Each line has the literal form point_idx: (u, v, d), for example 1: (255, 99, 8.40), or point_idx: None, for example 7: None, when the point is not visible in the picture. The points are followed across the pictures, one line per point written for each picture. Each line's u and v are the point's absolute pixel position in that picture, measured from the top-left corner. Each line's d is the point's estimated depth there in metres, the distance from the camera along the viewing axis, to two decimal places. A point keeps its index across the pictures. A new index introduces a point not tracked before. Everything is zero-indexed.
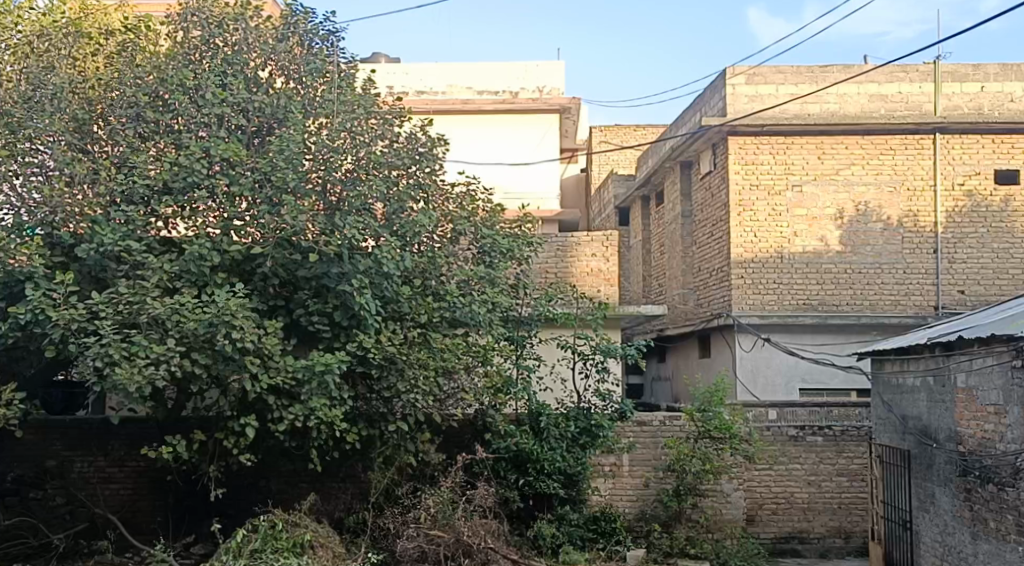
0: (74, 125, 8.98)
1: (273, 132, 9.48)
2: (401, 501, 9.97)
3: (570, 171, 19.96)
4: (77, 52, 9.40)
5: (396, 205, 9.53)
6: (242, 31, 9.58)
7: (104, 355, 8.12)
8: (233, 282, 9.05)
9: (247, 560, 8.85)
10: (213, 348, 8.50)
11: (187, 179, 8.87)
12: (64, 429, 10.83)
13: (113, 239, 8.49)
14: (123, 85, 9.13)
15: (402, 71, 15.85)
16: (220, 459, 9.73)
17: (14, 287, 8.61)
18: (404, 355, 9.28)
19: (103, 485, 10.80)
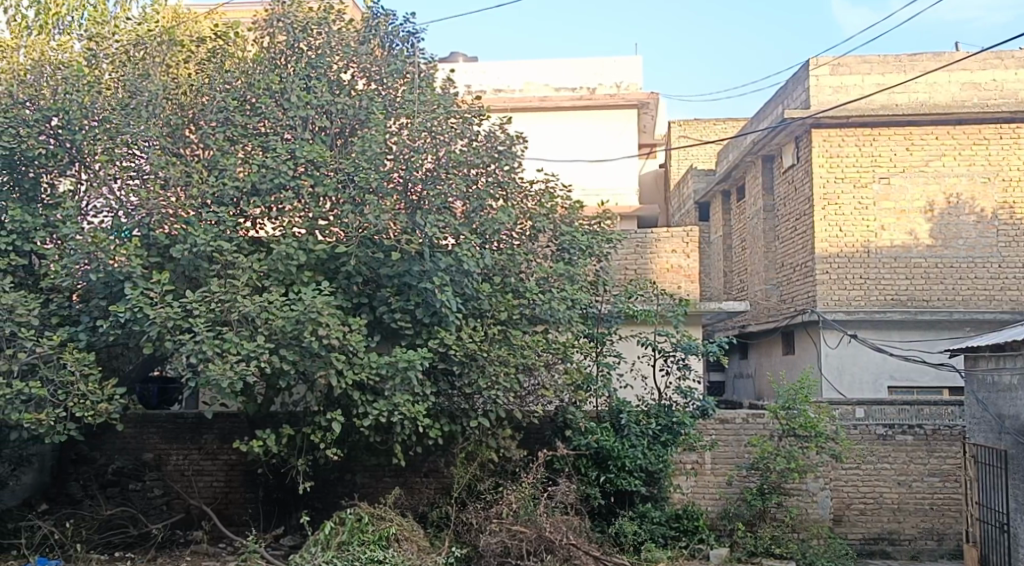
0: (167, 130, 9.32)
1: (355, 133, 9.70)
2: (483, 497, 10.07)
3: (648, 167, 19.77)
4: (171, 59, 9.73)
5: (475, 203, 9.66)
6: (325, 35, 9.85)
7: (198, 352, 8.44)
8: (319, 280, 9.31)
9: (335, 552, 9.10)
10: (301, 345, 8.74)
11: (274, 180, 9.15)
12: (161, 423, 11.27)
13: (206, 239, 8.77)
14: (213, 91, 9.47)
15: (479, 70, 16.04)
16: (308, 453, 9.97)
17: (113, 287, 8.83)
18: (485, 352, 9.47)
19: (197, 477, 11.20)
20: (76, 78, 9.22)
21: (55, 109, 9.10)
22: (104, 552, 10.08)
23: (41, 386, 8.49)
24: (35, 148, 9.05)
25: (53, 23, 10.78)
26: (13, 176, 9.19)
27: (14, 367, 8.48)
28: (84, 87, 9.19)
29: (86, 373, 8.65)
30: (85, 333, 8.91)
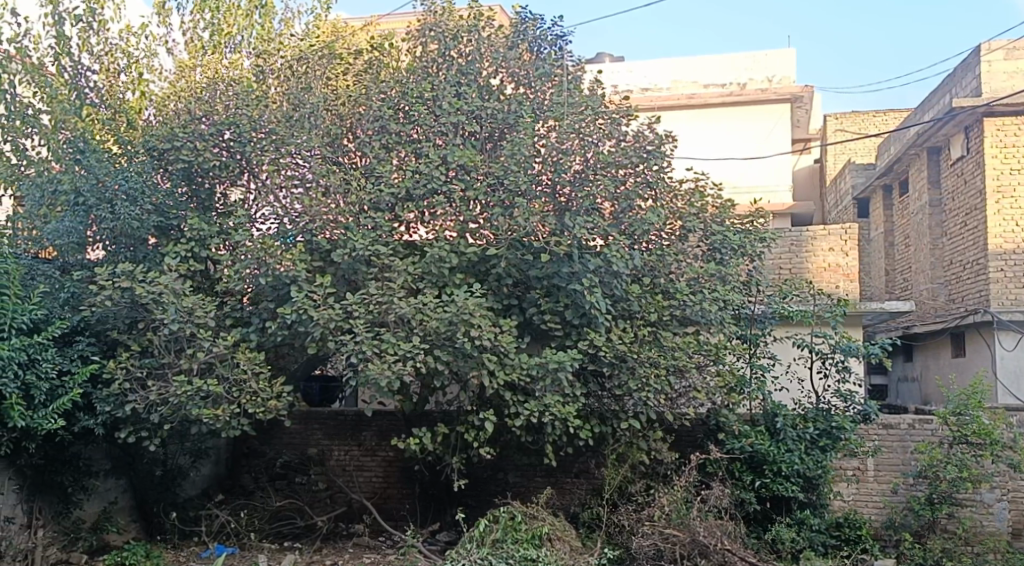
0: (328, 139, 9.77)
1: (504, 136, 9.87)
2: (634, 499, 10.03)
3: (803, 162, 19.10)
4: (331, 72, 10.20)
5: (624, 203, 9.62)
6: (475, 41, 10.06)
7: (358, 352, 8.74)
8: (470, 282, 9.53)
9: (490, 548, 9.24)
10: (454, 345, 8.96)
11: (427, 185, 9.43)
12: (323, 420, 11.88)
13: (364, 243, 9.11)
14: (370, 100, 9.83)
15: (626, 70, 16.08)
16: (462, 452, 10.18)
17: (281, 290, 9.25)
18: (636, 353, 9.44)
19: (357, 473, 11.69)
20: (246, 93, 9.81)
21: (227, 123, 9.65)
22: (274, 541, 10.68)
23: (218, 384, 9.01)
24: (210, 161, 9.63)
25: (225, 43, 11.45)
26: (192, 187, 9.89)
27: (194, 366, 9.02)
28: (252, 102, 9.73)
29: (257, 371, 9.14)
30: (255, 333, 9.39)
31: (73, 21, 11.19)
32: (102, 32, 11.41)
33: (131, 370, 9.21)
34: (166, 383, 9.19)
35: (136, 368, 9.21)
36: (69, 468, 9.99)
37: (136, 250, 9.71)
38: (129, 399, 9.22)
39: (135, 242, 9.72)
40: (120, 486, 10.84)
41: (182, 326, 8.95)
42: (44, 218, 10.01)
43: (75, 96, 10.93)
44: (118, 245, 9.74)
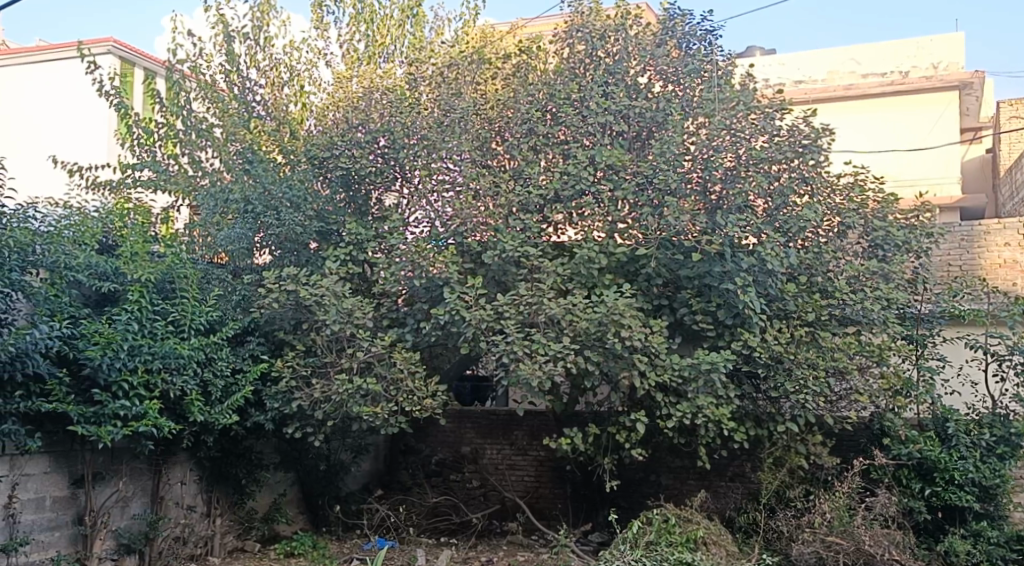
0: (478, 143, 9.85)
1: (653, 135, 9.74)
2: (793, 505, 9.73)
3: (973, 153, 18.11)
4: (481, 77, 10.38)
5: (778, 200, 9.31)
6: (623, 40, 9.96)
7: (510, 352, 8.72)
8: (620, 282, 9.44)
9: (644, 551, 9.05)
10: (604, 346, 8.85)
11: (575, 187, 9.37)
12: (476, 420, 12.24)
13: (514, 245, 9.13)
14: (518, 103, 9.88)
15: (779, 63, 15.62)
16: (614, 453, 10.07)
17: (433, 292, 9.42)
18: (792, 354, 9.14)
19: (510, 472, 11.93)
20: (400, 101, 9.96)
21: (382, 131, 9.92)
22: (432, 536, 10.96)
23: (376, 383, 9.26)
24: (367, 167, 9.93)
25: (380, 52, 11.92)
26: (350, 193, 10.18)
27: (354, 365, 9.31)
28: (405, 110, 9.91)
29: (413, 371, 9.36)
30: (411, 333, 9.56)
31: (242, 39, 11.90)
32: (267, 47, 12.00)
33: (297, 369, 9.59)
34: (328, 381, 9.49)
35: (301, 366, 9.59)
36: (243, 461, 10.37)
37: (299, 254, 10.02)
38: (295, 396, 9.60)
39: (299, 246, 10.03)
40: (288, 479, 11.34)
41: (342, 327, 9.25)
42: (217, 226, 10.49)
43: (244, 111, 11.49)
44: (284, 250, 10.09)
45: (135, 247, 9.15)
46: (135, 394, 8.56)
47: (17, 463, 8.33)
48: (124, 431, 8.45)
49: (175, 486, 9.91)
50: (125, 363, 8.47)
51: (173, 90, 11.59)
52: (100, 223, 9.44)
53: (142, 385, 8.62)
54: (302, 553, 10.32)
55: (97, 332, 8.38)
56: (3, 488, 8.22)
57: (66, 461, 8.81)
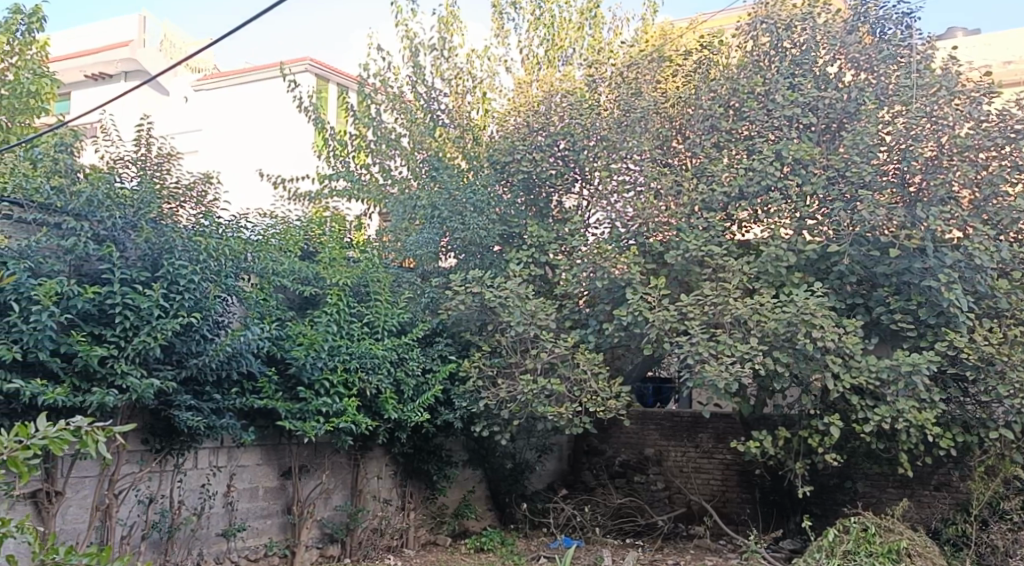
0: (658, 142, 9.64)
1: (843, 126, 9.34)
2: (1008, 517, 9.19)
3: None
4: (660, 75, 10.07)
5: (987, 190, 8.77)
6: (810, 29, 9.57)
7: (695, 353, 8.57)
8: (811, 281, 9.10)
9: (841, 560, 8.69)
10: (794, 347, 8.54)
11: (761, 182, 9.07)
12: (660, 420, 12.18)
13: (697, 244, 8.96)
14: (699, 100, 9.59)
15: (984, 44, 14.34)
16: (806, 458, 9.71)
17: (616, 293, 9.39)
18: (1006, 355, 8.47)
19: (695, 475, 11.80)
20: (580, 103, 10.03)
21: (562, 133, 10.06)
22: (617, 537, 10.93)
23: (561, 383, 9.32)
24: (548, 170, 10.04)
25: (559, 56, 12.10)
26: (531, 197, 10.34)
27: (538, 365, 9.39)
28: (586, 111, 9.96)
29: (597, 371, 9.31)
30: (593, 334, 9.53)
31: (428, 51, 12.18)
32: (452, 57, 12.27)
33: (484, 369, 9.80)
34: (514, 381, 9.65)
35: (488, 367, 9.79)
36: (435, 457, 10.67)
37: (483, 257, 10.26)
38: (482, 396, 9.78)
39: (483, 249, 10.27)
40: (476, 476, 11.57)
41: (526, 328, 9.33)
42: (406, 232, 10.98)
43: (429, 119, 11.80)
44: (468, 254, 10.35)
45: (333, 253, 9.74)
46: (336, 391, 8.99)
47: (233, 454, 8.93)
48: (326, 426, 8.87)
49: (372, 479, 10.27)
50: (326, 363, 8.93)
51: (363, 102, 12.16)
52: (302, 232, 9.97)
53: (341, 383, 9.05)
54: (491, 549, 10.52)
55: (301, 333, 8.89)
56: (222, 477, 8.83)
57: (275, 454, 9.36)
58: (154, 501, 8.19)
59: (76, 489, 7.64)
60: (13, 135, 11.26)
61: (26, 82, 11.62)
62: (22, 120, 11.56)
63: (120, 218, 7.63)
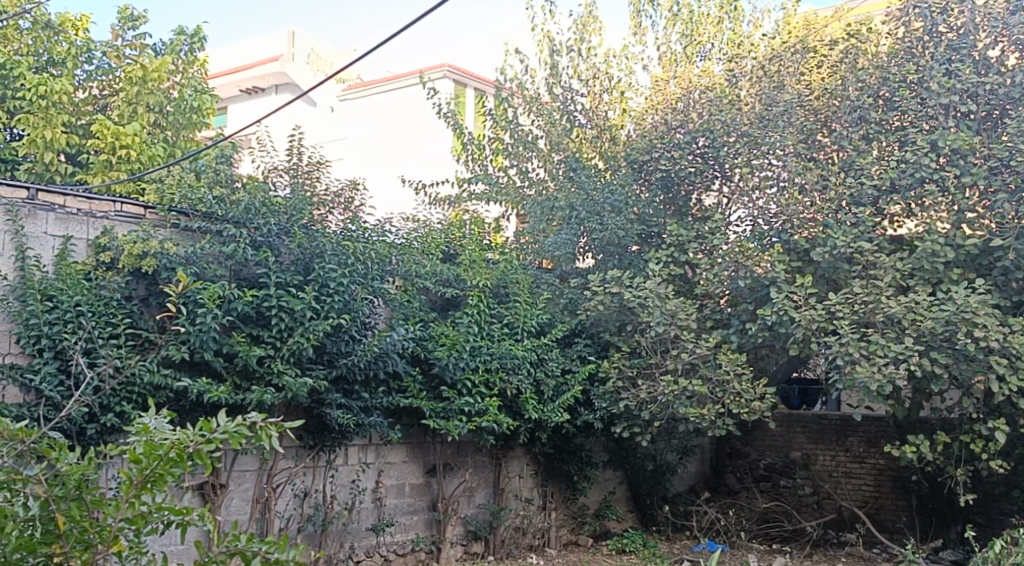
0: (802, 136, 9.35)
1: (1006, 114, 8.84)
2: None
3: None
4: (805, 67, 9.80)
5: None
6: (969, 11, 9.03)
7: (844, 354, 8.28)
8: (971, 277, 8.67)
9: None
10: (953, 347, 8.16)
11: (915, 175, 8.69)
12: (806, 424, 11.88)
13: (846, 241, 8.63)
14: (847, 92, 9.25)
15: None
16: (968, 463, 9.24)
17: (760, 292, 9.18)
18: None
19: (845, 480, 11.45)
20: (719, 98, 9.87)
21: (702, 130, 9.82)
22: (764, 542, 10.70)
23: (702, 384, 9.14)
24: (687, 168, 9.86)
25: (697, 52, 12.01)
26: (670, 196, 10.20)
27: (679, 366, 9.25)
28: (726, 107, 9.78)
29: (740, 373, 9.11)
30: (736, 334, 9.33)
31: (566, 52, 12.20)
32: (589, 57, 12.24)
33: (624, 370, 9.71)
34: (654, 382, 9.54)
35: (628, 367, 9.69)
36: (575, 457, 10.66)
37: (622, 257, 10.21)
38: (622, 396, 9.69)
39: (621, 249, 10.24)
40: (617, 478, 11.56)
41: (667, 328, 9.23)
42: (543, 233, 11.03)
43: (566, 120, 11.75)
44: (606, 254, 10.31)
45: (474, 256, 9.81)
46: (478, 391, 9.13)
47: (381, 451, 9.20)
48: (469, 426, 9.00)
49: (514, 479, 10.38)
50: (468, 363, 9.06)
51: (501, 105, 12.24)
52: (444, 234, 10.12)
53: (482, 383, 9.19)
54: (634, 551, 10.47)
55: (444, 334, 9.07)
56: (371, 474, 9.11)
57: (420, 452, 9.58)
58: (309, 495, 8.54)
59: (238, 481, 8.03)
60: (178, 148, 11.88)
61: (189, 98, 12.22)
62: (186, 134, 12.19)
63: (275, 225, 7.96)
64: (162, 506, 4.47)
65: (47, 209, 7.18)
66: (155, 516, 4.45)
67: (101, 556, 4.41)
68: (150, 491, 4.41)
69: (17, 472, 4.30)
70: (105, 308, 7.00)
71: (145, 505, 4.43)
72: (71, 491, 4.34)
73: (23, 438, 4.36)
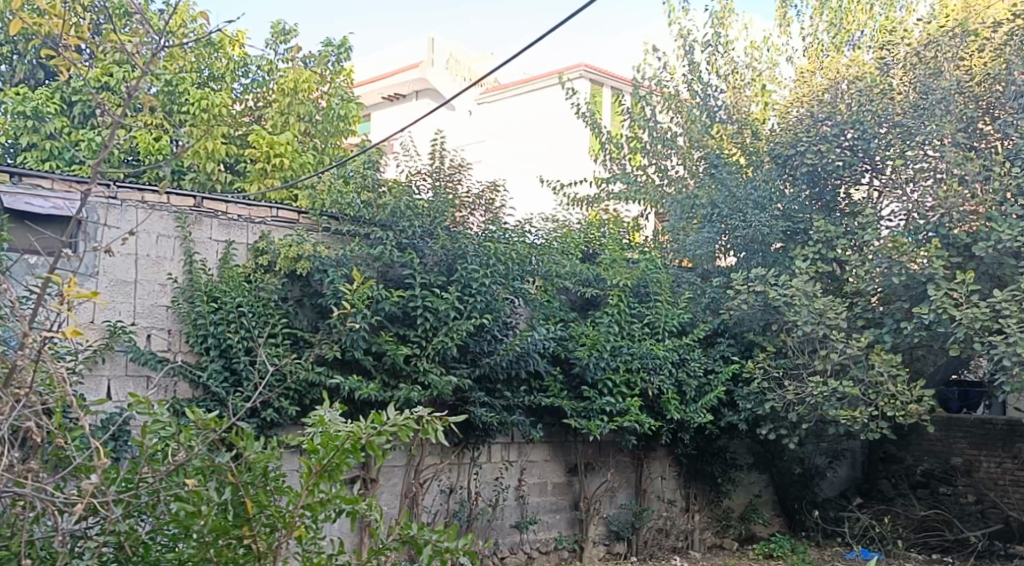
0: (962, 125, 8.88)
1: None
2: None
3: None
4: (965, 51, 9.16)
5: None
6: None
7: (1013, 355, 7.84)
8: None
9: None
10: None
11: None
12: (969, 429, 11.36)
13: (1011, 234, 8.20)
14: (1013, 76, 8.73)
15: None
16: None
17: (915, 289, 8.81)
18: None
19: (1012, 489, 10.83)
20: (869, 88, 9.48)
21: (850, 122, 9.56)
22: (922, 552, 10.34)
23: (854, 385, 8.81)
24: (834, 161, 9.53)
25: (846, 40, 11.70)
26: (816, 190, 9.88)
27: (829, 366, 8.94)
28: (876, 96, 9.43)
29: (895, 374, 8.73)
30: (890, 334, 8.96)
31: (702, 47, 11.99)
32: (728, 51, 12.03)
33: (769, 370, 9.43)
34: (802, 383, 9.25)
35: (773, 367, 9.40)
36: (718, 459, 10.46)
37: (765, 255, 9.96)
38: (768, 397, 9.42)
39: (764, 247, 9.97)
40: (762, 480, 11.24)
41: (815, 327, 8.95)
42: (684, 232, 10.88)
43: (706, 117, 11.49)
44: (749, 251, 10.05)
45: (613, 255, 9.74)
46: (619, 391, 9.06)
47: (524, 450, 9.28)
48: (610, 426, 8.94)
49: (656, 480, 10.27)
50: (609, 363, 9.03)
51: (638, 104, 12.17)
52: (583, 234, 10.10)
53: (624, 383, 9.12)
54: (782, 556, 10.23)
55: (584, 334, 9.06)
56: (513, 472, 9.21)
57: (562, 451, 9.61)
58: (455, 491, 8.70)
59: (388, 476, 8.29)
60: (327, 155, 12.34)
61: (336, 107, 12.63)
62: (334, 142, 12.61)
63: (419, 227, 8.14)
64: (338, 495, 4.61)
65: (211, 216, 7.58)
66: (331, 504, 4.59)
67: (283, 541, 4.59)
68: (327, 480, 4.59)
69: (210, 460, 4.45)
70: (264, 308, 7.32)
71: (323, 493, 4.58)
72: (258, 478, 4.52)
73: (213, 428, 4.49)
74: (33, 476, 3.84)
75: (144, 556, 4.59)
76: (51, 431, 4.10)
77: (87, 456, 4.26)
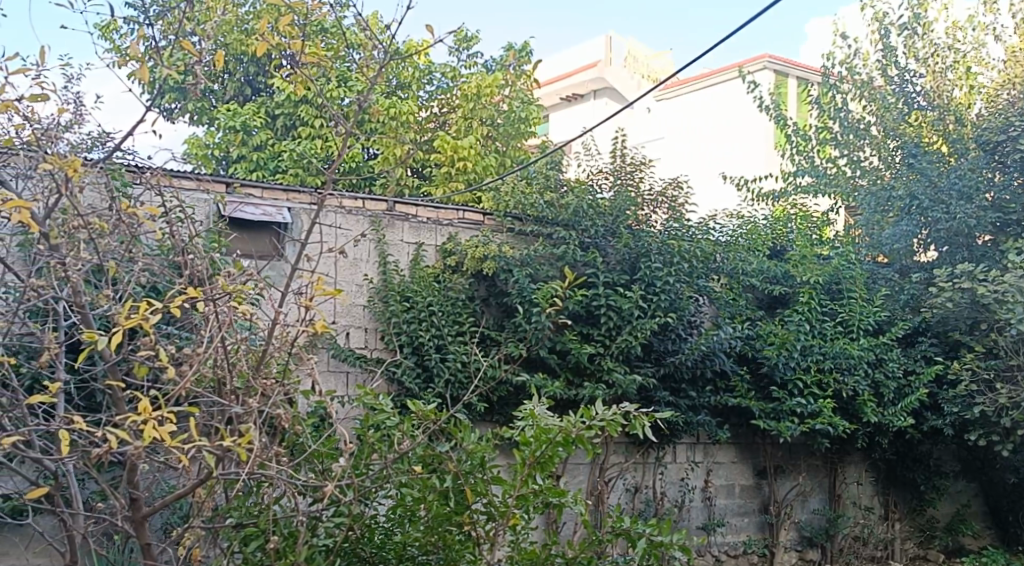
0: None
1: None
2: None
3: None
4: None
5: None
6: None
7: None
8: None
9: None
10: None
11: None
12: None
13: None
14: None
15: None
16: None
17: None
18: None
19: None
20: None
21: None
22: None
23: None
24: None
25: None
26: None
27: None
28: None
29: None
30: None
31: (899, 31, 11.38)
32: (927, 35, 11.30)
33: (978, 372, 8.82)
34: (1017, 386, 8.60)
35: (983, 369, 8.79)
36: (921, 466, 9.83)
37: (971, 249, 9.46)
38: (977, 401, 8.80)
39: (969, 241, 9.47)
40: (971, 490, 10.64)
41: None
42: (878, 227, 10.31)
43: (903, 104, 10.90)
44: (953, 246, 9.54)
45: (804, 251, 9.40)
46: (810, 393, 8.67)
47: (710, 451, 9.09)
48: (801, 427, 8.60)
49: (851, 485, 9.86)
50: (799, 362, 8.73)
51: (828, 94, 11.95)
52: (769, 231, 9.76)
53: (816, 383, 8.74)
54: None
55: (772, 333, 8.78)
56: (700, 473, 9.03)
57: (750, 453, 9.36)
58: (640, 490, 8.62)
59: (573, 474, 8.33)
60: (508, 158, 12.54)
61: (517, 110, 12.84)
62: (515, 144, 12.80)
63: (602, 227, 8.10)
64: (547, 487, 4.70)
65: (403, 219, 7.85)
66: (541, 496, 4.69)
67: (500, 529, 4.72)
68: (540, 472, 4.64)
69: (432, 449, 4.62)
70: (454, 308, 7.51)
71: (535, 485, 4.68)
72: (476, 468, 4.66)
73: (432, 419, 4.74)
74: (276, 459, 4.08)
75: (371, 538, 4.67)
76: (291, 418, 4.32)
77: (324, 440, 4.53)
